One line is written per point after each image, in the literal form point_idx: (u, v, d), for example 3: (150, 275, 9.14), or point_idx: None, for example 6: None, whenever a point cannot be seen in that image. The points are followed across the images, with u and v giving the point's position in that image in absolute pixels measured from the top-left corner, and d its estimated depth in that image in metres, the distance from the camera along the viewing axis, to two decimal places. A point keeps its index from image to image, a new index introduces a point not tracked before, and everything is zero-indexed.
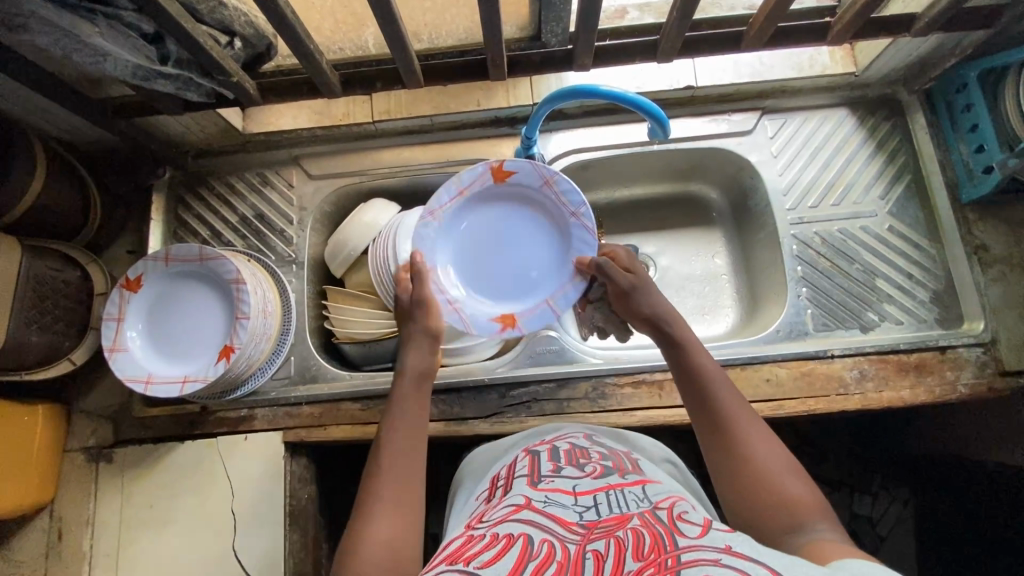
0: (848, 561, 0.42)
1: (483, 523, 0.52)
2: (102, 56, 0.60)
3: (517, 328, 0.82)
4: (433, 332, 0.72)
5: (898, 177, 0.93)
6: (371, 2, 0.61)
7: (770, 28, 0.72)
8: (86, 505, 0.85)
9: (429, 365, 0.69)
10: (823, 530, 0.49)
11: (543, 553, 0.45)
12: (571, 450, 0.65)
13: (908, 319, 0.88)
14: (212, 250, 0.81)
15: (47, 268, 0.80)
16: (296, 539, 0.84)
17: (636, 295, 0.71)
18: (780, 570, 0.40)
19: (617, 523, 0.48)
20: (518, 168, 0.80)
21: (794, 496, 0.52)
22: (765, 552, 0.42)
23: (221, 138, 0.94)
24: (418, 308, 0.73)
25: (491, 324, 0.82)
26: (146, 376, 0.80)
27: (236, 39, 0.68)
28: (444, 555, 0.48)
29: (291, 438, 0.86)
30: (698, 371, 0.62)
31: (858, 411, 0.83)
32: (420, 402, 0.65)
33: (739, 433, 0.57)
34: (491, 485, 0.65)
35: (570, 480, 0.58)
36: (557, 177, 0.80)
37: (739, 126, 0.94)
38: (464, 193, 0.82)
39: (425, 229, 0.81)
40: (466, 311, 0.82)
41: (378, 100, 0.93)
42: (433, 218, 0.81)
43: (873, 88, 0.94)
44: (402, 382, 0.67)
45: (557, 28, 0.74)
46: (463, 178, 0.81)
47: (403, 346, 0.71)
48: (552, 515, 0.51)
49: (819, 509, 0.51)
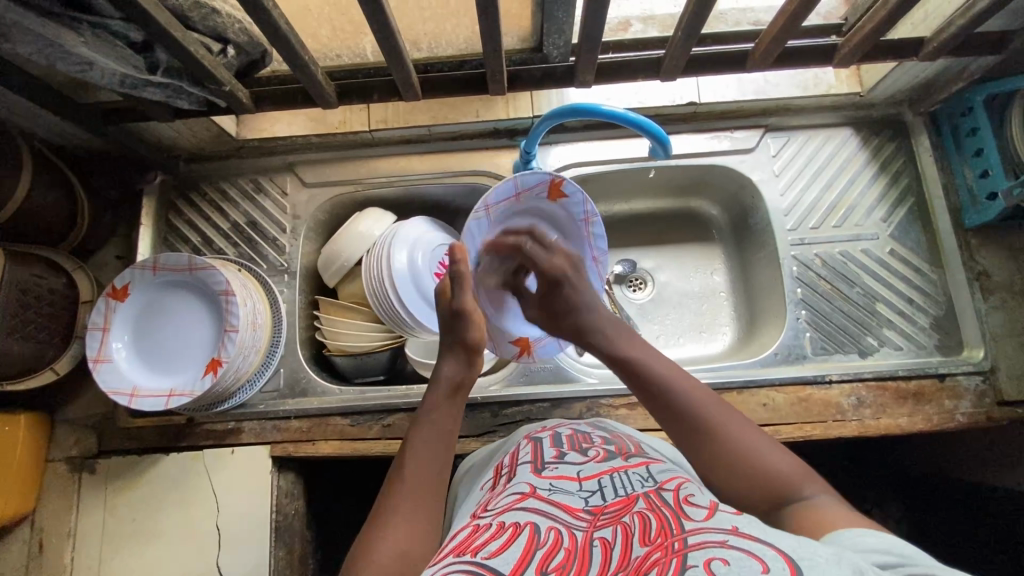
0: (846, 533, 0.43)
1: (488, 511, 0.51)
2: (87, 64, 0.58)
3: (532, 355, 0.84)
4: (472, 345, 0.68)
5: (900, 201, 0.91)
6: (369, 15, 0.60)
7: (776, 48, 0.71)
8: (67, 518, 0.83)
9: (467, 376, 0.67)
10: (819, 496, 0.49)
11: (550, 541, 0.44)
12: (573, 436, 0.63)
13: (907, 345, 0.87)
14: (201, 259, 0.79)
15: (30, 275, 0.77)
16: (282, 556, 0.83)
17: (563, 286, 0.73)
18: (789, 552, 0.37)
19: (623, 508, 0.47)
20: (573, 195, 0.78)
21: (776, 466, 0.51)
22: (774, 533, 0.39)
23: (214, 144, 0.92)
24: (456, 321, 0.68)
25: (510, 345, 0.82)
26: (131, 389, 0.78)
27: (229, 47, 0.66)
28: (451, 546, 0.47)
29: (279, 453, 0.85)
30: (643, 368, 0.61)
31: (854, 437, 0.82)
32: (453, 415, 0.64)
33: (709, 418, 0.55)
34: (496, 473, 0.62)
35: (574, 466, 0.56)
36: (597, 220, 0.80)
37: (742, 143, 0.92)
38: (519, 196, 0.78)
39: (475, 225, 0.76)
40: (492, 327, 0.81)
41: (375, 108, 0.91)
42: (486, 214, 0.77)
43: (879, 108, 0.93)
44: (435, 395, 0.65)
45: (559, 40, 0.72)
46: (524, 180, 0.76)
47: (442, 352, 0.69)
48: (558, 502, 0.50)
49: (802, 473, 0.51)
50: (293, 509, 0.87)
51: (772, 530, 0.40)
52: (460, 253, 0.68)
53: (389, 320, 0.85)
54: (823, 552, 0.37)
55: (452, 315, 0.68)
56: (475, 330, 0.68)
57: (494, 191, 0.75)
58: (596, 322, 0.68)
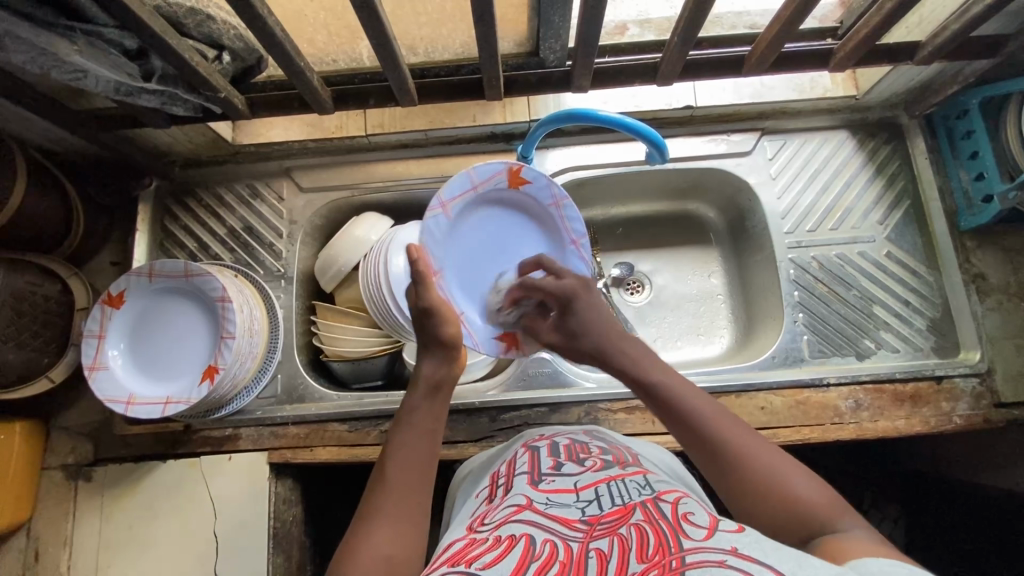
0: (867, 560, 0.41)
1: (485, 525, 0.50)
2: (81, 73, 0.58)
3: (520, 350, 0.80)
4: (446, 340, 0.68)
5: (896, 203, 0.92)
6: (365, 23, 0.60)
7: (772, 53, 0.71)
8: (64, 525, 0.83)
9: (446, 375, 0.67)
10: (857, 529, 0.47)
11: (546, 553, 0.44)
12: (570, 445, 0.63)
13: (904, 347, 0.87)
14: (197, 266, 0.79)
15: (25, 284, 0.77)
16: (280, 562, 0.83)
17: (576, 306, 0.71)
18: (787, 572, 0.37)
19: (619, 517, 0.47)
20: (535, 180, 0.80)
21: (809, 499, 0.49)
22: (774, 553, 0.39)
23: (209, 149, 0.91)
24: (427, 318, 0.68)
25: (495, 341, 0.79)
26: (127, 396, 0.77)
27: (224, 54, 0.66)
28: (445, 556, 0.46)
29: (277, 460, 0.84)
30: (675, 398, 0.59)
31: (852, 440, 0.82)
32: (436, 416, 0.64)
33: (739, 449, 0.54)
34: (492, 483, 0.62)
35: (570, 477, 0.56)
36: (567, 202, 0.81)
37: (738, 147, 0.93)
38: (477, 189, 0.79)
39: (434, 223, 0.75)
40: (473, 325, 0.78)
41: (372, 113, 0.91)
42: (443, 210, 0.76)
43: (874, 111, 0.93)
44: (416, 393, 0.65)
45: (555, 44, 0.72)
46: (479, 172, 0.77)
47: (418, 355, 0.68)
48: (554, 514, 0.50)
49: (832, 504, 0.49)
50: (292, 515, 0.88)
51: (772, 548, 0.40)
52: (415, 250, 0.69)
53: (387, 325, 0.84)
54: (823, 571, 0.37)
55: (422, 312, 0.69)
56: (447, 324, 0.69)
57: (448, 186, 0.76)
58: (618, 348, 0.66)
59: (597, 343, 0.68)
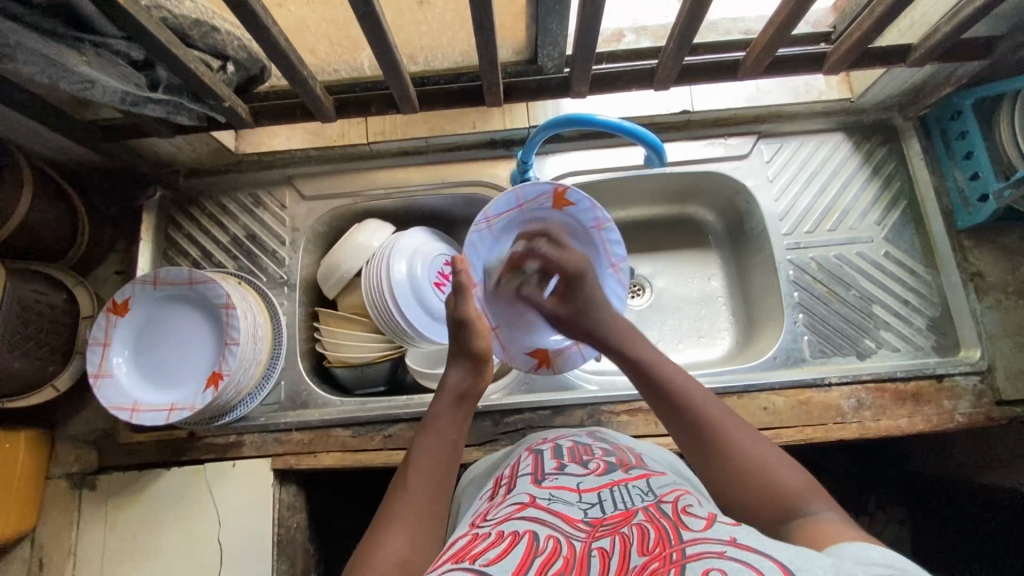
0: (843, 546, 0.42)
1: (486, 520, 0.51)
2: (90, 83, 0.59)
3: (551, 367, 0.83)
4: (476, 353, 0.69)
5: (894, 204, 0.93)
6: (368, 32, 0.61)
7: (766, 58, 0.73)
8: (69, 535, 0.83)
9: (472, 385, 0.68)
10: (827, 511, 0.48)
11: (548, 550, 0.44)
12: (574, 447, 0.64)
13: (905, 346, 0.87)
14: (201, 272, 0.79)
15: (31, 292, 0.78)
16: (285, 569, 0.83)
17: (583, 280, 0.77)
18: (786, 562, 0.37)
19: (622, 520, 0.47)
20: (580, 203, 0.79)
21: (788, 485, 0.51)
22: (772, 543, 0.40)
23: (213, 158, 0.92)
24: (461, 328, 0.70)
25: (528, 358, 0.82)
26: (132, 403, 0.78)
27: (229, 63, 0.67)
28: (448, 554, 0.46)
29: (281, 465, 0.84)
30: (662, 380, 0.62)
31: (855, 439, 0.83)
32: (459, 425, 0.64)
33: (718, 429, 0.56)
34: (495, 485, 0.61)
35: (573, 478, 0.56)
36: (610, 225, 0.80)
37: (736, 150, 0.94)
38: (522, 207, 0.79)
39: (477, 237, 0.78)
40: (505, 337, 0.82)
41: (373, 121, 0.92)
42: (488, 225, 0.78)
43: (869, 114, 0.94)
44: (441, 403, 0.66)
45: (554, 52, 0.73)
46: (525, 190, 0.77)
47: (447, 362, 0.70)
48: (558, 511, 0.50)
49: (813, 492, 0.50)
50: (296, 521, 0.86)
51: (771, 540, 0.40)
52: (460, 263, 0.72)
53: (390, 332, 0.85)
54: (821, 564, 0.37)
55: (459, 323, 0.70)
56: (481, 338, 0.70)
57: (495, 203, 0.77)
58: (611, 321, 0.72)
59: (597, 316, 0.73)
